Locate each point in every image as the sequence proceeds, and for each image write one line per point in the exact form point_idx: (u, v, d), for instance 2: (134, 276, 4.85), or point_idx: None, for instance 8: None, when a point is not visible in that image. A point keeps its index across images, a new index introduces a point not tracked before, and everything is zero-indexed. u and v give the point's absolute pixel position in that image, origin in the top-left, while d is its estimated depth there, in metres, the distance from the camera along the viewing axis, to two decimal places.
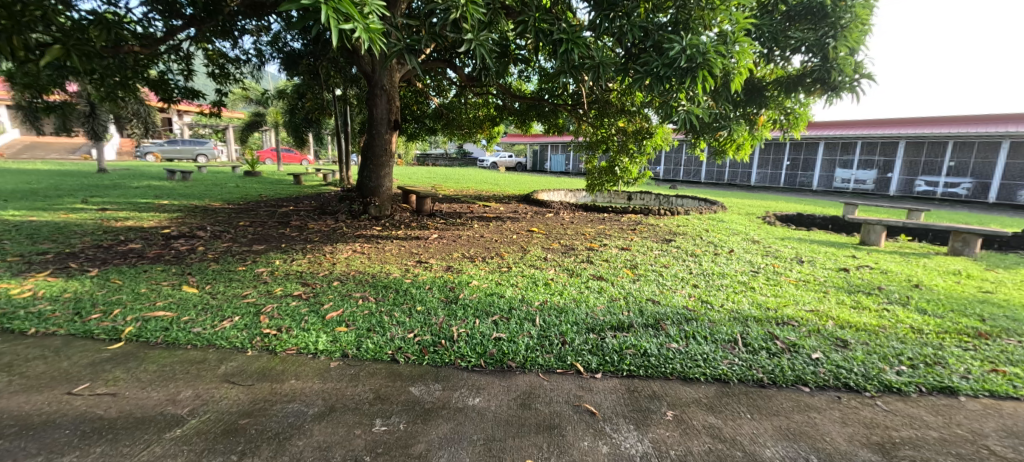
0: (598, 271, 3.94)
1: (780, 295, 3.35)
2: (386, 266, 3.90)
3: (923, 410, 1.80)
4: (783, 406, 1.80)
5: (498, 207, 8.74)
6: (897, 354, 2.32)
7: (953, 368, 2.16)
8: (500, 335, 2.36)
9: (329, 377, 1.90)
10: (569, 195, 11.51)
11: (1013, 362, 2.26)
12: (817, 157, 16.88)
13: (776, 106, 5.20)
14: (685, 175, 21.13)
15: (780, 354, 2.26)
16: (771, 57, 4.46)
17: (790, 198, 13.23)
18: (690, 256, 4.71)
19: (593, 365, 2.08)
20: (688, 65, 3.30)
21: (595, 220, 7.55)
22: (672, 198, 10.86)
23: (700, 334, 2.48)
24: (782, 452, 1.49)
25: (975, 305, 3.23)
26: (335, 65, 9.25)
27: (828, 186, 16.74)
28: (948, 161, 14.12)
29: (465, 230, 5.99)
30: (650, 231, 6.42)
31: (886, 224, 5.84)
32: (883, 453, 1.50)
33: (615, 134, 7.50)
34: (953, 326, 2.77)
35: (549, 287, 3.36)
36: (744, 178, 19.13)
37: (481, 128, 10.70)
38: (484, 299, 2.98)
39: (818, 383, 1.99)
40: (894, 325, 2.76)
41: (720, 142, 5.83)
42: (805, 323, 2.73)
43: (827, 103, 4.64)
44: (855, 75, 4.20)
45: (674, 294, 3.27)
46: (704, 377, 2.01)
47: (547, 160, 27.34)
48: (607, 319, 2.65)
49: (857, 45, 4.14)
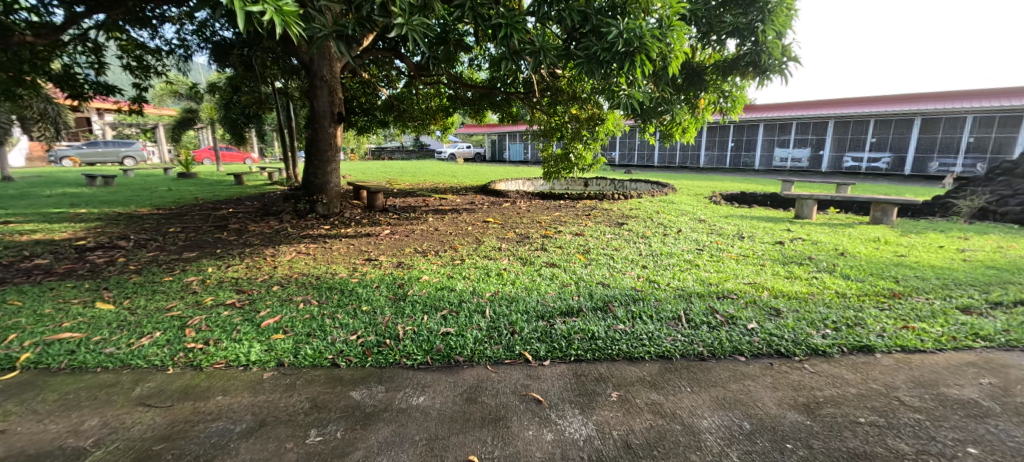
0: (551, 258, 3.96)
1: (721, 271, 3.50)
2: (332, 266, 3.72)
3: (844, 369, 1.94)
4: (720, 377, 1.88)
5: (454, 199, 8.56)
6: (824, 318, 2.48)
7: (871, 328, 2.34)
8: (448, 329, 2.30)
9: (260, 389, 1.77)
10: (526, 183, 11.56)
11: (921, 318, 2.49)
12: (758, 137, 17.93)
13: (715, 89, 5.36)
14: (639, 160, 21.83)
15: (719, 327, 2.36)
16: (706, 40, 4.63)
17: (734, 178, 13.95)
18: (640, 238, 4.85)
19: (541, 353, 2.07)
20: (626, 49, 3.34)
21: (551, 207, 7.62)
22: (626, 183, 11.14)
23: (647, 314, 2.54)
24: (718, 422, 1.55)
25: (891, 268, 3.53)
26: (271, 55, 8.65)
27: (768, 165, 17.84)
28: (871, 137, 15.40)
29: (419, 224, 5.83)
30: (604, 215, 6.53)
31: (816, 198, 6.27)
32: (808, 412, 1.60)
33: (569, 123, 7.60)
34: (872, 288, 3.02)
35: (501, 277, 3.34)
36: (693, 160, 20.04)
37: (434, 119, 10.42)
38: (434, 294, 2.90)
39: (753, 352, 2.09)
40: (821, 291, 2.97)
41: (665, 126, 6.02)
42: (743, 295, 2.88)
43: (760, 86, 4.85)
44: (783, 57, 4.44)
45: (623, 277, 3.33)
46: (649, 356, 2.06)
47: (506, 149, 27.48)
48: (557, 305, 2.66)
49: (783, 29, 4.36)
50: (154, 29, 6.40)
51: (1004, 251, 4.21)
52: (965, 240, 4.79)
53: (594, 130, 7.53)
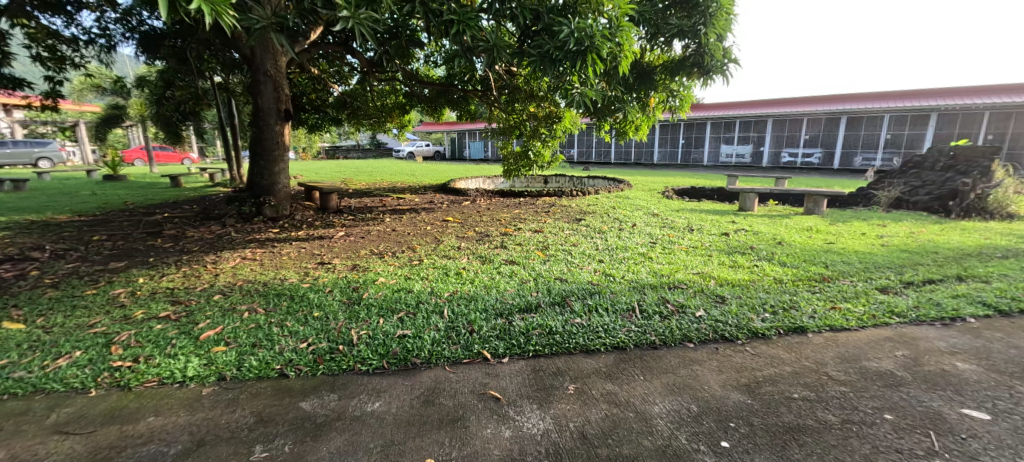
0: (510, 256, 3.98)
1: (672, 262, 3.67)
2: (281, 271, 3.53)
3: (781, 350, 2.09)
4: (670, 363, 1.96)
5: (412, 199, 8.38)
6: (763, 303, 2.66)
7: (804, 310, 2.53)
8: (404, 332, 2.25)
9: (199, 407, 1.65)
10: (486, 181, 11.52)
11: (846, 299, 2.72)
12: (706, 134, 18.88)
13: (664, 88, 5.58)
14: (597, 157, 22.36)
15: (670, 316, 2.47)
16: (654, 40, 4.82)
17: (685, 174, 14.61)
18: (598, 233, 4.97)
19: (499, 350, 2.08)
20: (577, 48, 3.40)
21: (511, 204, 7.64)
22: (584, 179, 11.39)
23: (602, 306, 2.62)
24: (669, 407, 1.62)
25: (822, 254, 3.84)
26: (209, 48, 8.07)
27: (715, 161, 18.83)
28: (805, 134, 16.64)
29: (375, 225, 5.66)
30: (563, 212, 6.64)
31: (758, 192, 6.70)
32: (749, 392, 1.71)
33: (527, 121, 7.66)
34: (805, 273, 3.27)
35: (460, 276, 3.31)
36: (647, 156, 20.78)
37: (390, 116, 10.15)
38: (391, 296, 2.83)
39: (701, 339, 2.20)
40: (761, 278, 3.17)
41: (619, 124, 6.21)
42: (691, 284, 3.03)
43: (704, 85, 5.09)
44: (724, 59, 4.70)
45: (581, 272, 3.40)
46: (604, 347, 2.12)
47: (465, 147, 27.31)
48: (516, 302, 2.67)
49: (723, 32, 4.60)
50: (69, 17, 5.79)
51: (916, 236, 4.69)
52: (884, 227, 5.29)
53: (551, 127, 7.63)
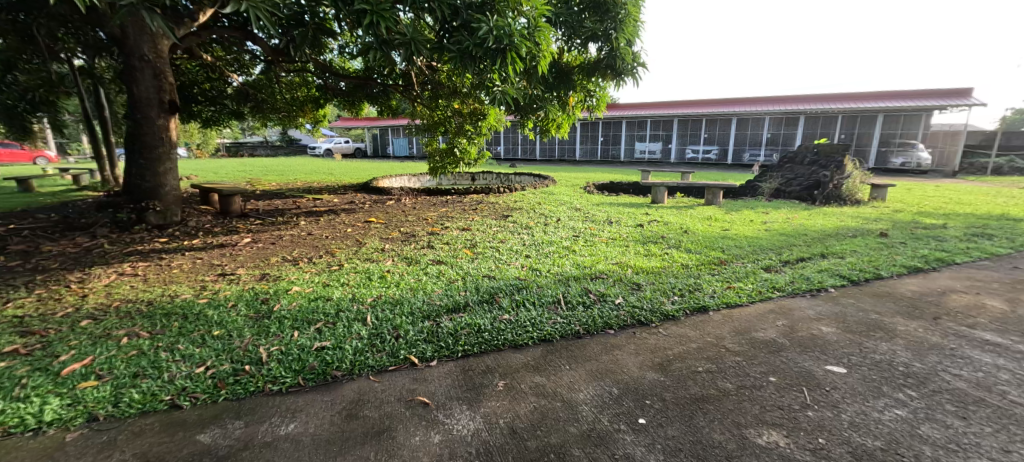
0: (437, 256, 3.91)
1: (594, 254, 3.86)
2: (172, 287, 3.10)
3: (687, 329, 2.30)
4: (593, 351, 2.07)
5: (330, 199, 7.85)
6: (672, 287, 2.91)
7: (706, 291, 2.82)
8: (323, 344, 2.10)
9: (61, 456, 1.38)
10: (411, 180, 11.17)
11: (739, 279, 3.08)
12: (622, 132, 20.17)
13: (582, 89, 5.82)
14: (523, 153, 22.81)
15: (593, 305, 2.60)
16: (571, 42, 5.03)
17: (604, 170, 15.48)
18: (524, 229, 5.06)
19: (427, 354, 2.03)
20: (497, 46, 3.43)
21: (438, 203, 7.50)
22: (510, 176, 11.54)
23: (530, 301, 2.68)
24: (592, 393, 1.70)
25: (720, 241, 4.31)
26: (63, 25, 6.78)
27: (631, 157, 20.21)
28: (704, 132, 18.50)
29: (288, 229, 5.21)
30: (490, 209, 6.66)
31: (667, 186, 7.31)
32: (662, 370, 1.87)
33: (452, 118, 7.56)
34: (707, 258, 3.64)
35: (384, 280, 3.17)
36: (569, 153, 21.66)
37: (302, 110, 9.41)
38: (307, 306, 2.62)
39: (620, 325, 2.35)
40: (671, 264, 3.48)
41: (541, 122, 6.37)
42: (611, 274, 3.21)
43: (618, 87, 5.40)
44: (633, 62, 5.03)
45: (508, 268, 3.43)
46: (532, 341, 2.17)
47: (389, 143, 26.30)
48: (444, 303, 2.63)
49: (632, 38, 4.91)
50: None
51: (791, 221, 5.46)
52: (768, 214, 6.07)
53: (477, 124, 7.61)
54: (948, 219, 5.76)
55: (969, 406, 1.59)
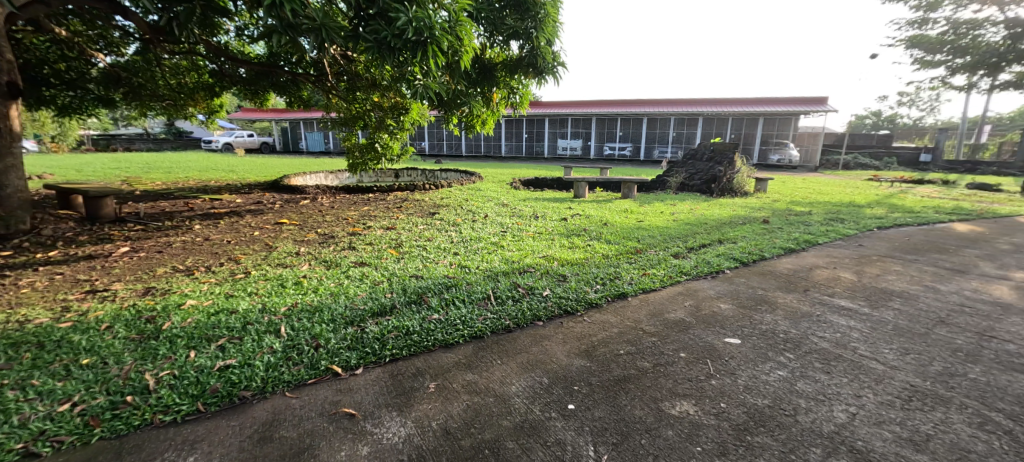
0: (360, 257, 3.69)
1: (521, 248, 3.93)
2: (20, 310, 2.55)
3: (609, 315, 2.44)
4: (524, 344, 2.10)
5: (232, 200, 7.04)
6: (595, 277, 3.07)
7: (624, 279, 3.02)
8: (228, 362, 1.88)
9: None
10: (327, 177, 10.42)
11: (653, 266, 3.34)
12: (545, 130, 20.76)
13: (505, 85, 5.86)
14: (448, 150, 22.49)
15: (521, 298, 2.65)
16: (493, 38, 5.06)
17: (529, 166, 15.84)
18: (452, 226, 4.99)
19: (351, 362, 1.91)
20: (416, 38, 3.31)
21: (359, 201, 7.10)
22: (436, 173, 11.32)
23: (459, 298, 2.65)
24: (524, 385, 1.73)
25: (636, 231, 4.63)
26: None
27: (554, 153, 20.90)
28: (619, 131, 19.75)
29: (180, 235, 4.57)
30: (416, 206, 6.46)
31: (588, 181, 7.68)
32: (588, 355, 1.96)
33: (371, 111, 7.17)
34: (624, 248, 3.90)
35: (299, 286, 2.92)
36: (495, 149, 21.81)
37: (192, 99, 8.30)
38: (206, 321, 2.32)
39: (548, 316, 2.42)
40: (593, 255, 3.66)
41: (466, 118, 6.33)
42: (538, 268, 3.30)
43: (540, 85, 5.52)
44: (553, 61, 5.17)
45: (436, 266, 3.36)
46: (463, 339, 2.14)
47: (301, 138, 24.31)
48: (368, 307, 2.50)
49: (552, 37, 5.03)
50: None
51: (695, 212, 6.06)
52: (675, 206, 6.67)
53: (399, 119, 7.30)
54: (813, 207, 6.82)
55: (831, 362, 1.89)
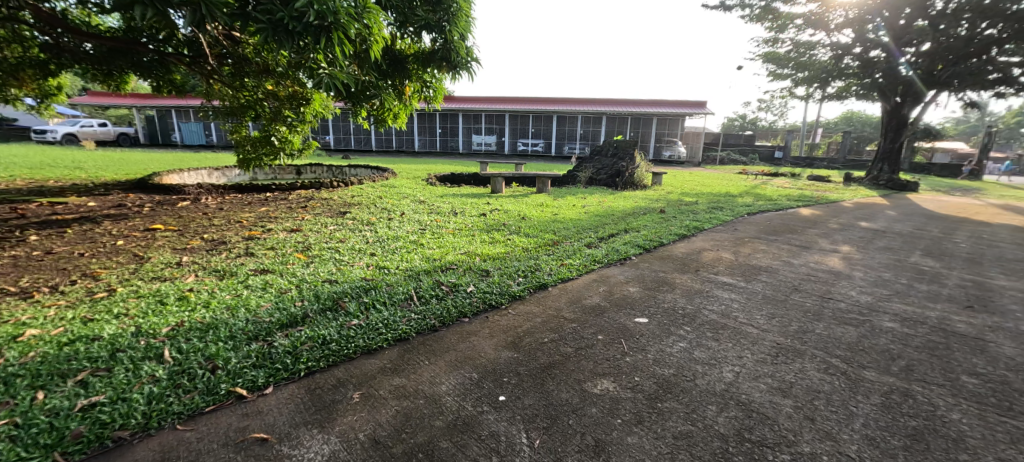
0: (260, 264, 3.32)
1: (442, 246, 3.87)
2: None
3: (532, 305, 2.53)
4: (451, 342, 2.09)
5: (84, 203, 5.84)
6: (517, 270, 3.15)
7: (544, 270, 3.15)
8: (95, 399, 1.57)
9: None
10: (212, 174, 9.16)
11: (570, 256, 3.53)
12: (459, 125, 20.59)
13: (417, 79, 5.68)
14: (356, 144, 21.20)
15: (445, 296, 2.62)
16: (404, 29, 4.87)
17: (444, 161, 15.62)
18: (366, 225, 4.74)
19: (259, 381, 1.72)
20: (320, 23, 3.06)
21: (255, 201, 6.37)
22: (344, 169, 10.62)
23: (380, 301, 2.53)
24: (454, 383, 1.72)
25: (552, 224, 4.84)
26: None
27: (469, 149, 20.85)
28: (532, 127, 20.35)
29: (10, 249, 3.67)
30: (323, 206, 6.00)
31: (504, 176, 7.80)
32: (514, 347, 2.01)
33: (265, 101, 6.48)
34: (542, 240, 4.06)
35: (186, 301, 2.54)
36: (408, 144, 21.11)
37: (19, 79, 6.68)
38: (59, 353, 1.91)
39: (474, 312, 2.43)
40: (514, 249, 3.75)
41: (376, 111, 6.08)
42: (461, 264, 3.28)
43: (454, 79, 5.44)
44: (467, 56, 5.14)
45: (352, 269, 3.16)
46: (387, 343, 2.06)
47: (176, 130, 21.04)
48: (275, 319, 2.27)
49: (465, 32, 5.00)
50: None
51: (603, 204, 6.51)
52: (586, 199, 7.10)
53: (298, 109, 6.68)
54: (699, 197, 7.75)
55: (719, 330, 2.19)
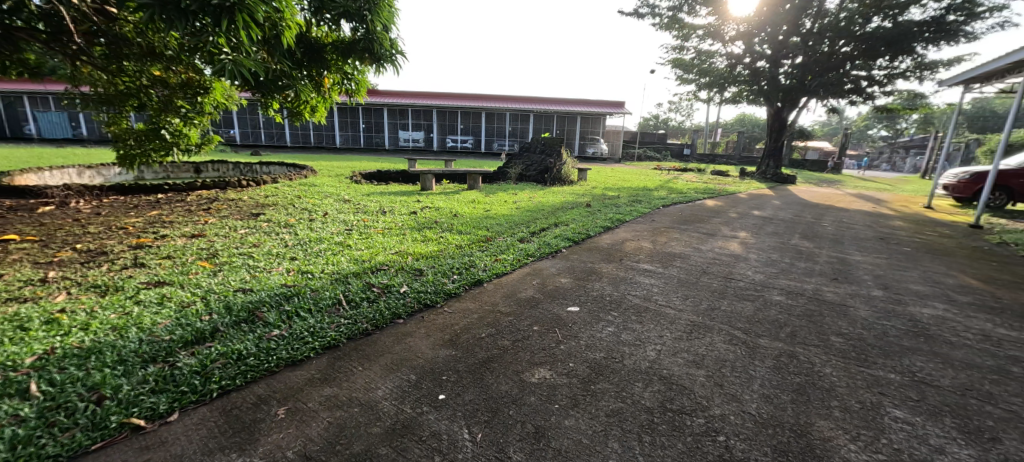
0: (155, 276, 2.92)
1: (371, 246, 3.70)
2: None
3: (468, 302, 2.53)
4: (385, 345, 2.01)
5: None
6: (451, 267, 3.12)
7: (479, 266, 3.16)
8: None
9: None
10: (86, 173, 7.85)
11: (503, 252, 3.58)
12: (384, 120, 19.75)
13: (337, 69, 5.34)
14: (268, 140, 19.42)
15: (377, 299, 2.52)
16: (320, 16, 4.55)
17: (370, 158, 14.91)
18: (284, 228, 4.37)
19: (162, 407, 1.52)
20: (221, 4, 2.75)
21: (144, 204, 5.57)
22: (254, 166, 9.73)
23: (304, 309, 2.36)
24: (391, 387, 1.66)
25: (485, 220, 4.87)
26: None
27: (395, 145, 20.11)
28: (461, 124, 20.17)
29: None
30: (231, 207, 5.42)
31: (434, 173, 7.66)
32: (452, 345, 2.00)
33: (150, 89, 5.60)
34: (475, 237, 4.07)
35: (58, 324, 2.15)
36: (328, 140, 19.82)
37: None
38: None
39: (408, 312, 2.37)
40: (447, 247, 3.71)
41: (291, 104, 5.69)
42: (392, 264, 3.17)
43: (377, 72, 5.21)
44: (392, 49, 4.93)
45: (270, 275, 2.91)
46: (314, 352, 1.93)
47: (33, 121, 17.62)
48: (178, 337, 2.01)
49: (388, 23, 4.78)
50: None
51: (533, 199, 6.69)
52: (516, 195, 7.22)
53: (194, 99, 5.99)
54: (621, 191, 8.27)
55: (642, 313, 2.37)
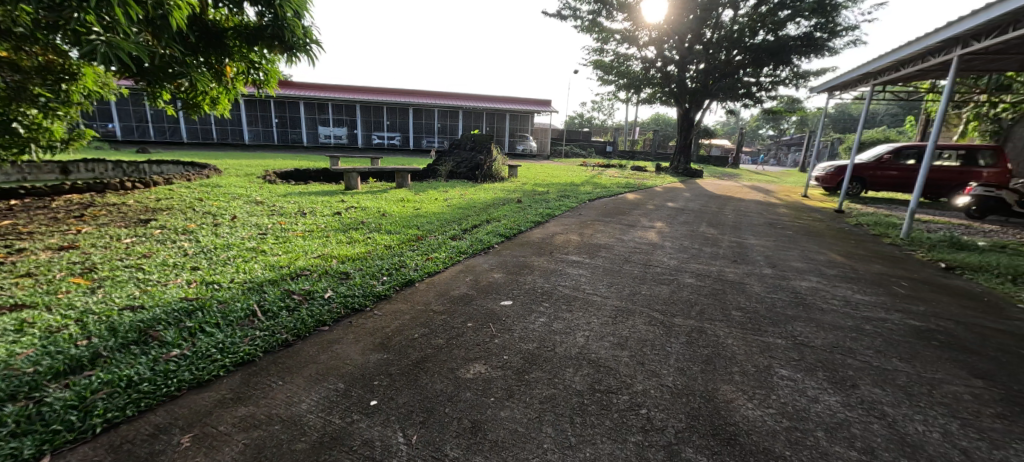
0: (9, 298, 2.43)
1: (289, 251, 3.43)
2: None
3: (400, 303, 2.46)
4: (309, 354, 1.88)
5: None
6: (380, 269, 3.00)
7: (409, 266, 3.07)
8: None
9: None
10: None
11: (435, 250, 3.52)
12: (300, 115, 18.33)
13: (241, 57, 4.83)
14: (159, 135, 17.06)
15: (298, 307, 2.34)
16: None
17: (286, 156, 13.78)
18: (182, 235, 3.87)
19: (27, 452, 1.28)
20: None
21: None
22: (141, 165, 8.54)
23: (210, 323, 2.12)
24: (317, 398, 1.56)
25: (415, 219, 4.74)
26: None
27: (314, 142, 18.78)
28: (386, 120, 19.38)
29: None
30: (113, 213, 4.69)
31: (359, 171, 7.29)
32: (383, 348, 1.93)
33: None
34: (405, 236, 3.94)
35: None
36: (235, 136, 17.94)
37: None
38: None
39: (334, 319, 2.23)
40: (375, 248, 3.55)
41: (186, 94, 5.07)
42: (315, 269, 2.97)
43: (289, 62, 4.79)
44: (305, 38, 4.55)
45: (166, 289, 2.57)
46: (224, 370, 1.75)
47: None
48: (46, 367, 1.70)
49: (300, 10, 4.38)
50: None
51: (464, 196, 6.65)
52: (447, 192, 7.12)
53: (56, 86, 5.04)
54: (549, 187, 8.53)
55: (572, 302, 2.49)
